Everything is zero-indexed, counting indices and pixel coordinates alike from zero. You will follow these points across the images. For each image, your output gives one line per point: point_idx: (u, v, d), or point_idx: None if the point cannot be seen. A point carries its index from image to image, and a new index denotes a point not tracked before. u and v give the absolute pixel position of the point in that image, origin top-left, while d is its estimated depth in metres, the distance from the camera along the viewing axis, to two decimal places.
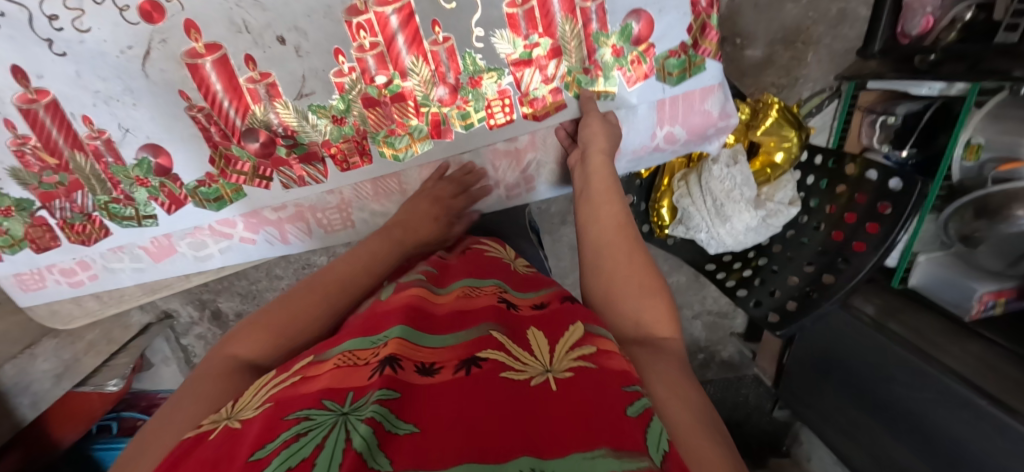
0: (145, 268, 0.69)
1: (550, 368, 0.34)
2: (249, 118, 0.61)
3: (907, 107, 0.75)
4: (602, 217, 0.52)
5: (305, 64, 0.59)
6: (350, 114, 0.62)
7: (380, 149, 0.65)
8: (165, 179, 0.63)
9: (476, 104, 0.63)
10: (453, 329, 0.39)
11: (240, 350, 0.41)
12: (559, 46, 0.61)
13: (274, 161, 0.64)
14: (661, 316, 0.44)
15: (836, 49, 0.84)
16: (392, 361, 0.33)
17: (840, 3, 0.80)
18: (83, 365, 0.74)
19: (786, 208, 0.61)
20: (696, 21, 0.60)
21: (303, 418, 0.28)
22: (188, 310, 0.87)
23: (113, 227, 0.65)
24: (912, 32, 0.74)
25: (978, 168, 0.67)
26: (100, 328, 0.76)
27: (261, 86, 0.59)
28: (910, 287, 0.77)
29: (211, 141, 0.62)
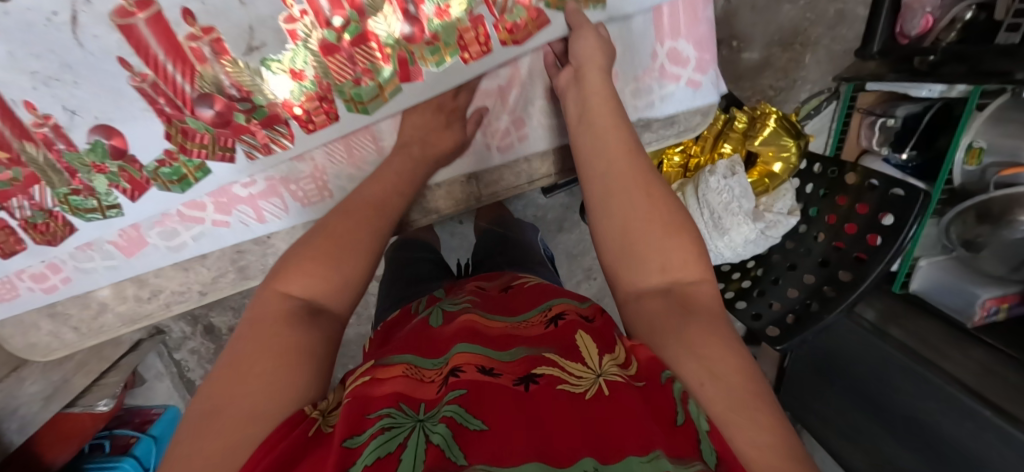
0: (120, 268, 0.55)
1: (602, 372, 0.30)
2: (199, 81, 0.47)
3: (907, 109, 0.74)
4: (609, 150, 0.44)
5: (250, 12, 0.45)
6: (308, 65, 0.49)
7: (346, 103, 0.52)
8: (124, 163, 0.49)
9: (448, 36, 0.52)
10: (495, 346, 0.35)
11: (292, 287, 0.37)
12: None
13: (235, 129, 0.50)
14: (688, 258, 0.39)
15: (835, 50, 0.84)
16: (453, 372, 0.31)
17: (838, 4, 0.80)
18: (72, 385, 0.72)
19: (785, 218, 0.59)
20: None
21: (384, 415, 0.27)
22: (180, 325, 0.87)
23: (79, 223, 0.51)
24: (912, 33, 0.72)
25: (980, 172, 0.66)
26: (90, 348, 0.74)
27: (205, 45, 0.45)
28: (911, 292, 0.75)
29: (163, 115, 0.48)
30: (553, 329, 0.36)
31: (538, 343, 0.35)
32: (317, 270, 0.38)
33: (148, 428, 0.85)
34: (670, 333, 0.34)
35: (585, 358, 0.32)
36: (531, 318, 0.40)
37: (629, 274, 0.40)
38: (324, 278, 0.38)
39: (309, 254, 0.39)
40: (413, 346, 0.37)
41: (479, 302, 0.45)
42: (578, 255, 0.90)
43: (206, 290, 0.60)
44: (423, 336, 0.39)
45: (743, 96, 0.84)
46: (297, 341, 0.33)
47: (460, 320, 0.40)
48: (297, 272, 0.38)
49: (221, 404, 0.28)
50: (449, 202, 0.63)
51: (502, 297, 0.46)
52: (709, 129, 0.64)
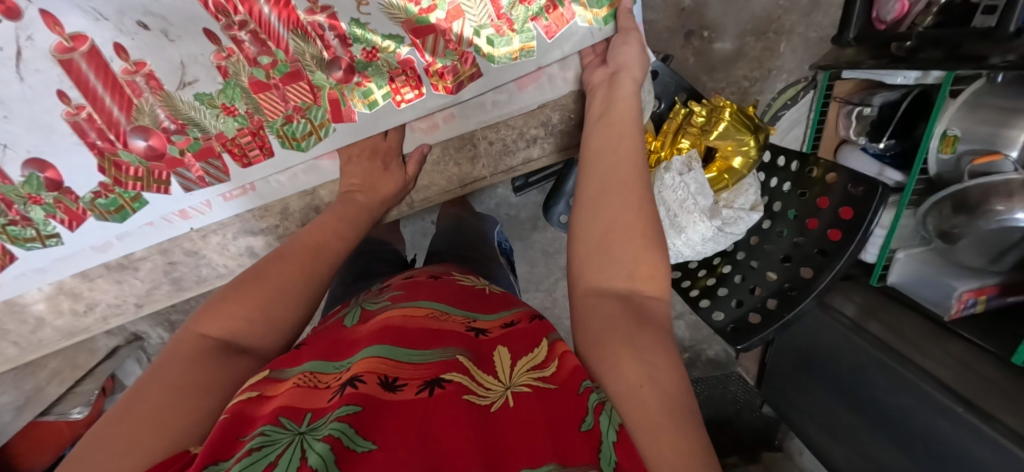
0: (47, 268, 0.55)
1: (511, 384, 0.28)
2: (135, 114, 0.50)
3: (884, 97, 0.73)
4: (621, 151, 0.44)
5: (180, 49, 0.48)
6: (240, 101, 0.52)
7: (279, 139, 0.54)
8: (59, 194, 0.51)
9: (378, 79, 0.54)
10: (420, 341, 0.31)
11: (212, 329, 0.36)
12: (457, 5, 0.52)
13: (168, 162, 0.52)
14: (654, 272, 0.38)
15: (811, 37, 0.81)
16: (354, 379, 0.27)
17: None
18: (47, 393, 0.73)
19: (746, 213, 0.57)
20: None
21: (258, 434, 0.23)
22: (158, 331, 0.87)
23: (19, 252, 0.53)
24: (888, 18, 0.70)
25: (956, 160, 0.63)
26: (63, 356, 0.75)
27: (138, 77, 0.48)
28: (889, 285, 0.74)
29: (95, 148, 0.50)
30: (474, 335, 0.33)
31: (448, 343, 0.31)
32: (238, 312, 0.38)
33: None
34: (617, 336, 0.33)
35: (497, 371, 0.29)
36: (455, 313, 0.36)
37: (596, 269, 0.39)
38: (248, 321, 0.37)
39: (231, 297, 0.39)
40: (318, 350, 0.33)
41: (401, 295, 0.40)
42: (555, 253, 0.88)
43: (141, 302, 0.59)
44: (342, 337, 0.35)
45: (717, 87, 0.82)
46: (208, 373, 0.32)
47: (375, 319, 0.35)
48: (217, 314, 0.37)
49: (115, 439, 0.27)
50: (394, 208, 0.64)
51: (429, 283, 0.42)
52: (669, 124, 0.62)
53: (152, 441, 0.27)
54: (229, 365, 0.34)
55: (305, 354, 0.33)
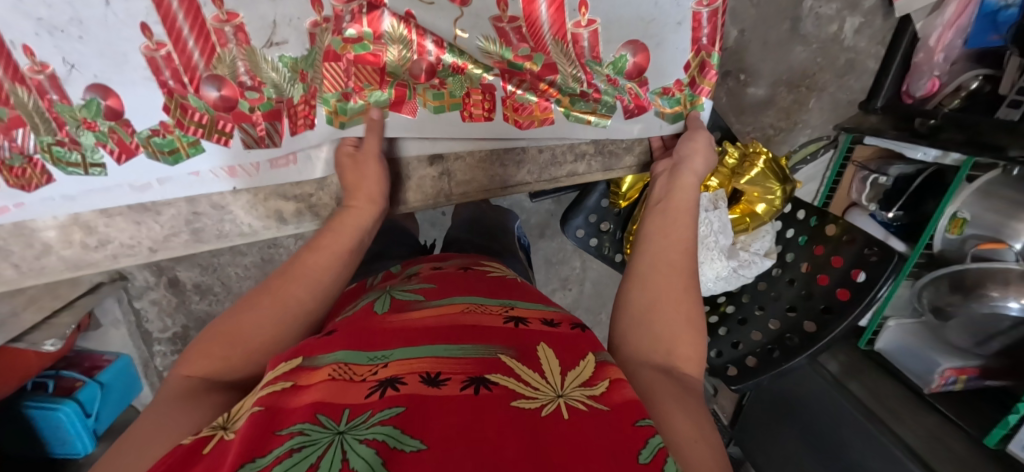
0: (78, 197, 0.50)
1: (563, 393, 0.28)
2: (215, 62, 0.48)
3: (900, 169, 0.76)
4: (673, 234, 0.46)
5: (277, 9, 0.47)
6: (314, 71, 0.51)
7: (327, 113, 0.53)
8: (116, 125, 0.48)
9: (455, 89, 0.55)
10: (461, 338, 0.32)
11: (193, 370, 0.38)
12: (553, 64, 0.56)
13: (236, 116, 0.51)
14: (694, 354, 0.39)
15: (840, 99, 0.83)
16: (393, 382, 0.28)
17: (849, 53, 0.79)
18: (21, 320, 0.70)
19: (760, 259, 0.59)
20: (696, 58, 0.59)
21: (297, 432, 0.24)
22: (145, 274, 0.87)
23: (58, 175, 0.49)
24: (917, 93, 0.74)
25: (960, 242, 0.66)
26: (45, 284, 0.73)
27: (228, 27, 0.47)
28: (876, 350, 0.75)
29: (165, 87, 0.48)
30: (512, 327, 0.34)
31: (490, 339, 0.33)
32: (218, 351, 0.39)
33: (96, 375, 0.86)
34: (662, 395, 0.33)
35: (545, 371, 0.30)
36: (490, 305, 0.38)
37: (635, 336, 0.39)
38: (226, 359, 0.39)
39: (211, 338, 0.40)
40: (347, 340, 0.33)
41: (432, 290, 0.41)
42: (557, 263, 0.89)
43: (157, 247, 0.57)
44: (367, 327, 0.35)
45: (743, 130, 0.83)
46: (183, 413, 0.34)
47: (414, 312, 0.37)
48: (197, 356, 0.39)
49: None
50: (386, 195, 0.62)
51: (459, 276, 0.43)
52: None
53: None
54: (204, 404, 0.35)
55: (335, 341, 0.33)
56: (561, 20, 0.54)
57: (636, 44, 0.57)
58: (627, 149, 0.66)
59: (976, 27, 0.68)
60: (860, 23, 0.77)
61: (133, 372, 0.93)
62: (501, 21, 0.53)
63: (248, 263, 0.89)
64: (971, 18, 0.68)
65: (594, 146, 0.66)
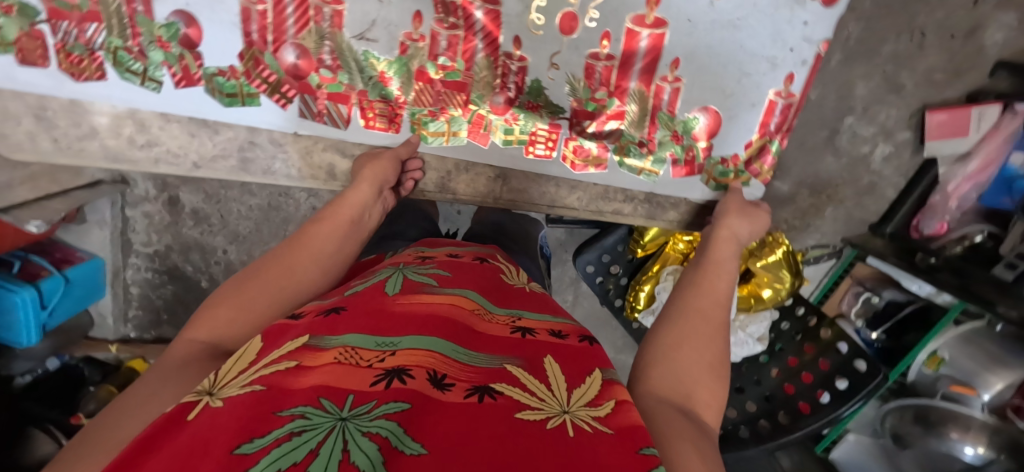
0: (136, 96, 0.61)
1: (569, 410, 0.29)
2: (304, 32, 0.59)
3: (892, 295, 0.81)
4: (705, 289, 0.50)
5: (380, 13, 0.59)
6: (399, 77, 0.62)
7: (412, 123, 0.65)
8: (186, 52, 0.60)
9: (523, 126, 0.66)
10: (470, 342, 0.33)
11: (197, 335, 0.39)
12: (624, 111, 0.65)
13: (303, 85, 0.62)
14: (712, 403, 0.40)
15: (854, 216, 0.86)
16: (400, 372, 0.28)
17: (873, 176, 0.82)
18: (13, 194, 0.68)
19: (751, 341, 0.65)
20: (758, 140, 0.67)
21: (298, 415, 0.24)
22: (147, 185, 0.86)
23: (112, 75, 0.60)
24: (925, 231, 0.78)
25: (935, 377, 0.71)
26: (48, 166, 0.73)
27: (327, 9, 0.58)
28: (829, 458, 0.81)
29: (247, 38, 0.59)
30: (518, 337, 0.35)
31: (496, 348, 0.33)
32: (225, 315, 0.40)
33: (64, 269, 0.84)
34: (677, 433, 0.34)
35: (550, 383, 0.30)
36: (497, 313, 0.38)
37: (657, 375, 0.40)
38: (230, 324, 0.39)
39: (217, 303, 0.41)
40: (357, 321, 0.33)
41: (446, 278, 0.41)
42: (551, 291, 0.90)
43: (201, 163, 0.66)
44: (380, 306, 0.35)
45: None
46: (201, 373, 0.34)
47: (423, 298, 0.36)
48: (205, 321, 0.39)
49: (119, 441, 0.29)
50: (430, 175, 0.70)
51: (470, 269, 0.43)
52: None
53: None
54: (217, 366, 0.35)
55: (347, 319, 0.33)
56: (651, 71, 0.63)
57: (710, 106, 0.65)
58: (674, 205, 0.72)
59: (991, 187, 0.72)
60: (889, 152, 0.81)
61: (99, 278, 0.91)
62: (597, 59, 0.62)
63: (253, 205, 0.88)
64: (989, 176, 0.73)
65: (647, 195, 0.72)
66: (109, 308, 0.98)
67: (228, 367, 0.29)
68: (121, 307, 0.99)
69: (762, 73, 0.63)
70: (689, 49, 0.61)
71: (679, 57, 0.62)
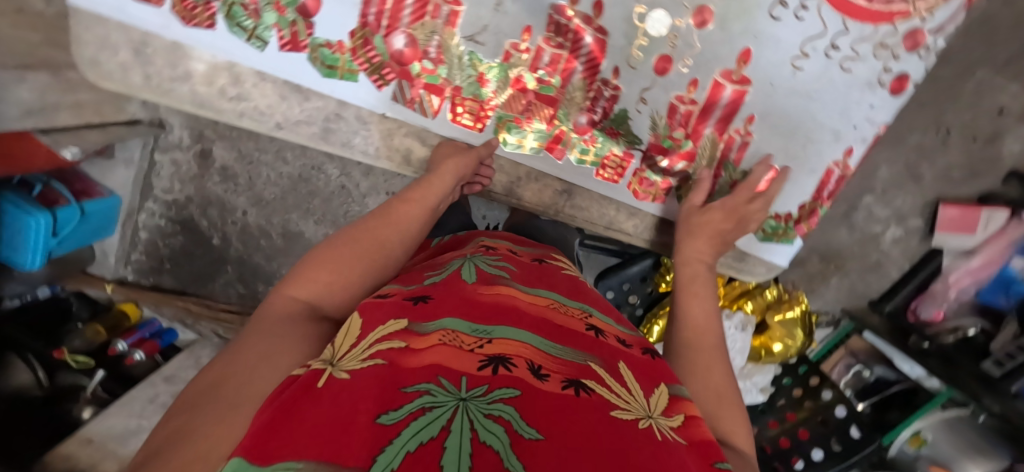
0: (241, 51, 0.60)
1: (653, 415, 0.33)
2: (419, 24, 0.60)
3: (884, 371, 0.86)
4: (702, 319, 0.56)
5: (494, 20, 0.61)
6: (497, 81, 0.65)
7: (498, 127, 0.68)
8: (300, 20, 0.59)
9: (600, 149, 0.71)
10: (555, 336, 0.37)
11: (301, 293, 0.45)
12: (694, 152, 0.70)
13: (403, 72, 0.63)
14: (737, 428, 0.45)
15: (857, 288, 0.90)
16: (504, 362, 0.31)
17: (880, 254, 0.86)
18: (58, 118, 0.68)
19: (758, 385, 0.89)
20: (811, 204, 0.73)
21: (424, 392, 0.27)
22: (182, 134, 0.88)
23: (221, 27, 0.59)
24: (923, 316, 0.82)
25: (916, 455, 0.81)
26: (95, 97, 0.74)
27: (446, 7, 0.60)
28: None
29: (363, 19, 0.60)
30: (593, 335, 0.39)
31: (579, 345, 0.37)
32: (322, 279, 0.46)
33: (81, 201, 0.83)
34: None
35: (630, 388, 0.34)
36: (570, 307, 0.43)
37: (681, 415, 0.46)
38: (327, 287, 0.46)
39: (313, 266, 0.47)
40: (452, 309, 0.38)
41: (515, 275, 0.46)
42: None
43: (284, 125, 0.65)
44: (464, 301, 0.39)
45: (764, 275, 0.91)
46: (301, 332, 0.40)
47: (499, 294, 0.41)
48: (304, 280, 0.46)
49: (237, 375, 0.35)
50: (499, 177, 0.73)
51: (537, 269, 0.49)
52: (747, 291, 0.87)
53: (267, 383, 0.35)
54: (313, 327, 0.42)
55: (438, 307, 0.38)
56: (726, 124, 0.68)
57: (774, 164, 0.70)
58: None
59: (989, 285, 0.76)
60: (899, 234, 0.85)
61: (112, 216, 0.90)
62: (681, 101, 0.66)
63: (284, 173, 0.89)
64: (989, 275, 0.76)
65: None
66: (113, 248, 0.96)
67: (340, 340, 0.35)
68: (126, 249, 0.98)
69: (825, 143, 0.69)
70: (765, 108, 0.67)
71: (754, 114, 0.67)
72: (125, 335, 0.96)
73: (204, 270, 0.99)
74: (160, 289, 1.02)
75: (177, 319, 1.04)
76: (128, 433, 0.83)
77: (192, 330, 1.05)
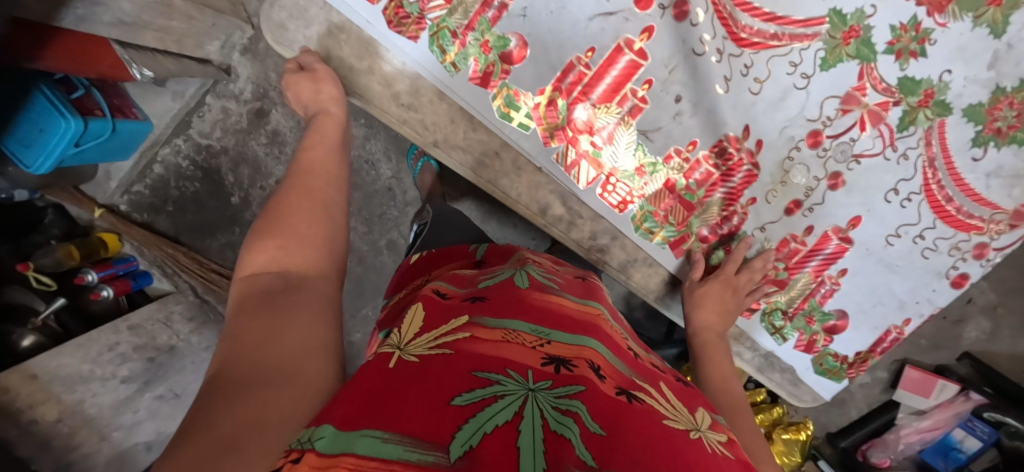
0: (430, 69, 0.59)
1: (702, 428, 0.34)
2: (602, 106, 0.62)
3: None
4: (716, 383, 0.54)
5: (671, 125, 0.63)
6: (651, 174, 0.66)
7: (635, 214, 0.68)
8: (499, 63, 0.59)
9: (715, 260, 0.70)
10: (605, 342, 0.39)
11: (258, 270, 0.41)
12: (787, 282, 0.71)
13: (572, 139, 0.63)
14: None
15: (819, 419, 0.98)
16: (565, 362, 0.33)
17: (845, 393, 0.95)
18: (139, 35, 0.66)
19: None
20: (863, 353, 0.74)
21: (495, 381, 0.29)
22: (246, 88, 0.88)
23: (420, 42, 0.58)
24: (872, 458, 0.91)
25: None
26: (184, 28, 0.71)
27: (632, 100, 0.62)
28: None
29: (558, 85, 0.61)
30: (637, 361, 0.42)
31: (629, 365, 0.39)
32: (275, 247, 0.42)
33: (116, 118, 0.77)
34: None
35: (674, 404, 0.35)
36: (613, 324, 0.45)
37: None
38: (283, 251, 0.42)
39: (261, 241, 0.43)
40: (509, 307, 0.38)
41: (562, 287, 0.47)
42: None
43: (439, 144, 0.62)
44: (519, 302, 0.39)
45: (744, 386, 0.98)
46: (283, 297, 0.38)
47: (548, 300, 0.42)
48: (260, 261, 0.41)
49: (247, 352, 0.32)
50: (619, 253, 0.70)
51: (576, 284, 0.50)
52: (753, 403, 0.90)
53: (282, 347, 0.33)
54: (292, 288, 0.39)
55: (496, 305, 0.38)
56: (821, 267, 0.70)
57: (846, 313, 0.72)
58: (782, 370, 0.76)
59: (931, 446, 0.89)
60: (866, 381, 0.93)
61: (134, 142, 0.84)
62: (793, 238, 0.69)
63: None
64: (935, 437, 0.88)
65: (762, 357, 0.76)
66: (119, 172, 0.90)
67: (404, 327, 0.35)
68: (132, 177, 0.92)
69: (890, 309, 0.71)
70: (858, 266, 0.69)
71: (847, 267, 0.69)
72: (97, 266, 0.86)
73: (209, 223, 0.96)
74: (153, 230, 0.94)
75: (157, 265, 0.94)
76: (78, 379, 0.74)
77: (169, 281, 0.94)
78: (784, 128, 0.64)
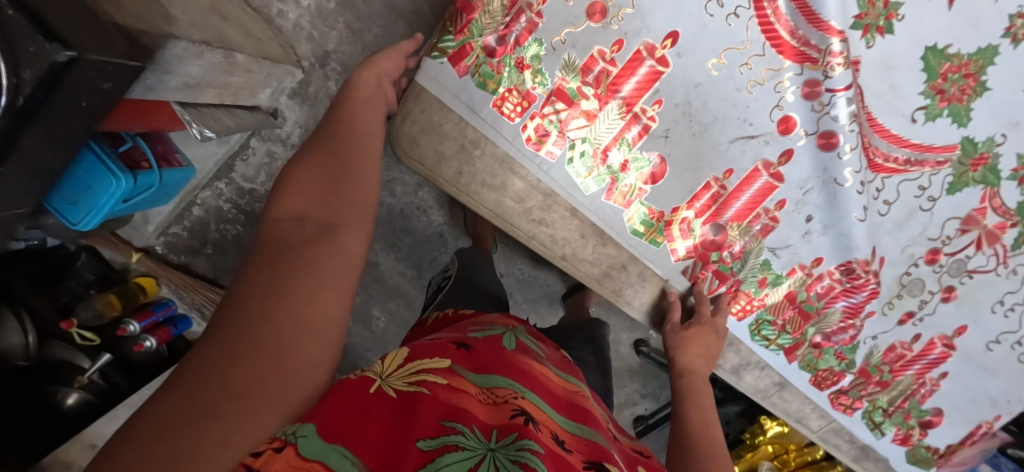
0: (571, 188, 0.62)
1: None
2: (733, 227, 0.65)
3: None
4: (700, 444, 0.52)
5: (801, 243, 0.65)
6: (773, 286, 0.69)
7: (753, 322, 0.71)
8: (641, 184, 0.62)
9: (823, 362, 0.73)
10: (579, 417, 0.38)
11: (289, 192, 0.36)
12: (891, 383, 0.75)
13: (704, 254, 0.67)
14: None
15: None
16: (532, 419, 0.32)
17: None
18: (200, 95, 0.62)
19: None
20: (955, 445, 0.78)
21: (456, 432, 0.29)
22: (293, 132, 0.84)
23: (558, 158, 0.61)
24: None
25: None
26: (241, 81, 0.68)
27: (763, 218, 0.64)
28: None
29: (690, 204, 0.64)
30: (615, 438, 0.40)
31: (602, 433, 0.38)
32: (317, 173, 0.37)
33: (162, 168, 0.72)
34: None
35: None
36: (591, 401, 0.44)
37: None
38: (324, 181, 0.37)
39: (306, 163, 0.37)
40: (493, 363, 0.39)
41: (547, 358, 0.47)
42: None
43: (570, 257, 0.65)
44: (502, 357, 0.40)
45: None
46: (307, 239, 0.33)
47: (530, 365, 0.42)
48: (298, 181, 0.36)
49: (261, 292, 0.29)
50: (733, 357, 0.73)
51: (562, 361, 0.51)
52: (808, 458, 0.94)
53: (295, 308, 0.29)
54: (319, 233, 0.34)
55: (478, 358, 0.39)
56: (924, 372, 0.73)
57: (944, 412, 0.76)
58: (876, 460, 0.80)
59: None
60: None
61: (176, 189, 0.79)
62: (901, 345, 0.72)
63: (387, 204, 0.84)
64: None
65: (861, 450, 0.80)
66: (158, 217, 0.86)
67: (388, 360, 0.36)
68: (168, 220, 0.88)
69: (982, 406, 0.74)
70: (959, 370, 0.72)
71: (947, 371, 0.73)
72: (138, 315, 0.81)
73: None
74: (189, 272, 0.91)
75: (197, 308, 0.89)
76: None
77: None
78: (906, 248, 0.65)
